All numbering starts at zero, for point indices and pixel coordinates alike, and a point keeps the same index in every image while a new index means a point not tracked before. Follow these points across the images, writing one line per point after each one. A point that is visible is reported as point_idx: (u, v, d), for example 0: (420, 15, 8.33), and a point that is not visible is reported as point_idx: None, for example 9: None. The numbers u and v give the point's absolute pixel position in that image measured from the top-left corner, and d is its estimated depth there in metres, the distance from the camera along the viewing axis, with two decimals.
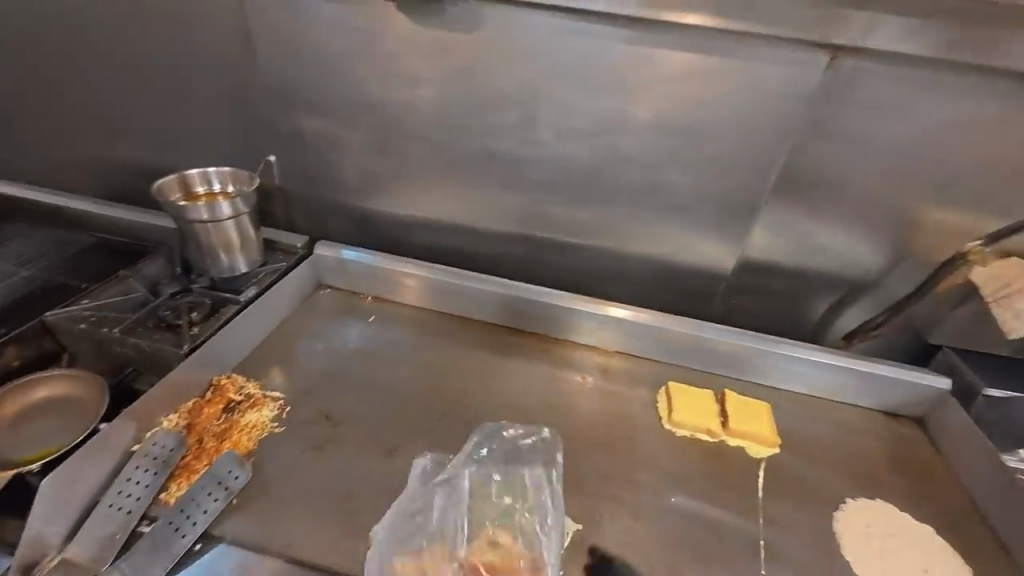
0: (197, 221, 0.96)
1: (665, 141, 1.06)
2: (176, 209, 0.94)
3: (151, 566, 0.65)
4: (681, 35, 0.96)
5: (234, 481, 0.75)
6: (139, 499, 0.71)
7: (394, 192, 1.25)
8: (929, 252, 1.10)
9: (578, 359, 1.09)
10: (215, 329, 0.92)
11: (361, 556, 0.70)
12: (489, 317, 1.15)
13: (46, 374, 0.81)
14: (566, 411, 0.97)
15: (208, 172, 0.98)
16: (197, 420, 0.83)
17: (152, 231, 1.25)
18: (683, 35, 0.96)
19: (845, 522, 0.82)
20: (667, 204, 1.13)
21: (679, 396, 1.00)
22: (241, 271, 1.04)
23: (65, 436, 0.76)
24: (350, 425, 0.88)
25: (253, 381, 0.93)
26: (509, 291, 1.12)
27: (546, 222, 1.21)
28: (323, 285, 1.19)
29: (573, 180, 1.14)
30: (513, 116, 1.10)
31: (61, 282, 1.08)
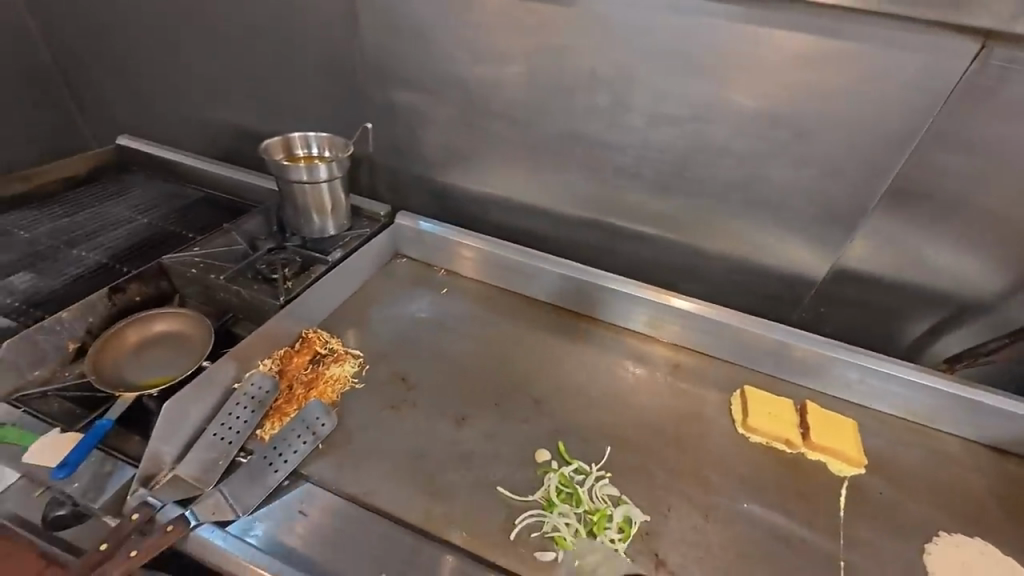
0: (296, 182, 1.01)
1: (767, 132, 0.99)
2: (279, 169, 0.99)
3: (249, 493, 0.71)
4: (802, 17, 0.89)
5: (322, 427, 0.79)
6: (239, 432, 0.77)
7: (474, 169, 1.26)
8: None
9: (647, 352, 1.07)
10: (306, 286, 0.98)
11: (432, 513, 0.73)
12: (559, 300, 1.14)
13: (163, 311, 0.90)
14: (634, 402, 0.96)
15: (309, 136, 1.04)
16: (288, 367, 0.89)
17: (249, 191, 1.33)
18: (804, 17, 0.89)
19: (936, 556, 0.76)
20: (761, 199, 1.06)
21: (756, 401, 0.95)
22: (330, 233, 1.10)
23: (178, 369, 0.84)
24: (423, 390, 0.91)
25: (336, 338, 0.98)
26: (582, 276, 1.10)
27: (625, 210, 1.18)
28: (399, 254, 1.23)
29: (660, 168, 1.10)
30: (604, 97, 1.07)
31: (173, 231, 1.18)
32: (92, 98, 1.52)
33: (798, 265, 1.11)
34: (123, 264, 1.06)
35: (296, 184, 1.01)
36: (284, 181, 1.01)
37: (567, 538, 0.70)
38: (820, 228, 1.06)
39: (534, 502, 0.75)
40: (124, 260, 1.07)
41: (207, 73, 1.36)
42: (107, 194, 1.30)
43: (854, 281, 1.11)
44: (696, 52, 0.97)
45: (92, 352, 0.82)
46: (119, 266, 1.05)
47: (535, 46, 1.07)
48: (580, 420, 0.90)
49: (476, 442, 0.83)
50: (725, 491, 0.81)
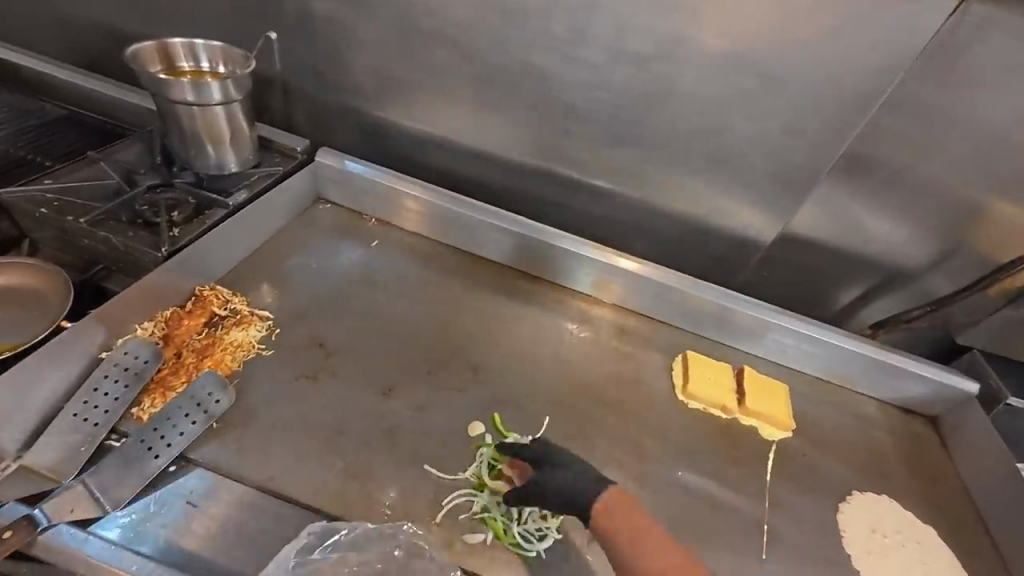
0: (179, 103, 0.81)
1: (734, 81, 0.91)
2: (157, 84, 0.79)
3: (120, 485, 0.60)
4: None
5: (217, 404, 0.67)
6: (108, 412, 0.64)
7: (411, 103, 1.09)
8: (988, 249, 1.01)
9: (592, 315, 1.01)
10: (198, 234, 0.81)
11: (349, 497, 0.66)
12: (503, 258, 1.04)
13: (4, 261, 0.72)
14: (576, 368, 0.91)
15: (196, 43, 0.82)
16: (175, 331, 0.74)
17: (128, 112, 1.08)
18: None
19: (848, 515, 0.80)
20: (720, 156, 1.00)
21: (697, 366, 0.94)
22: (232, 170, 0.91)
23: (23, 333, 0.68)
24: (344, 356, 0.80)
25: (241, 297, 0.84)
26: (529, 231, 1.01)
27: (578, 160, 1.07)
28: (322, 200, 1.07)
29: (618, 116, 1.00)
30: (562, 26, 0.93)
31: (21, 158, 0.93)
32: None
33: (749, 228, 1.08)
34: None
35: (180, 105, 0.81)
36: (164, 100, 0.81)
37: (497, 519, 0.66)
38: (776, 191, 1.02)
39: (463, 480, 0.70)
40: None
41: None
42: None
43: (802, 247, 1.09)
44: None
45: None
46: None
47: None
48: (520, 389, 0.84)
49: (404, 417, 0.74)
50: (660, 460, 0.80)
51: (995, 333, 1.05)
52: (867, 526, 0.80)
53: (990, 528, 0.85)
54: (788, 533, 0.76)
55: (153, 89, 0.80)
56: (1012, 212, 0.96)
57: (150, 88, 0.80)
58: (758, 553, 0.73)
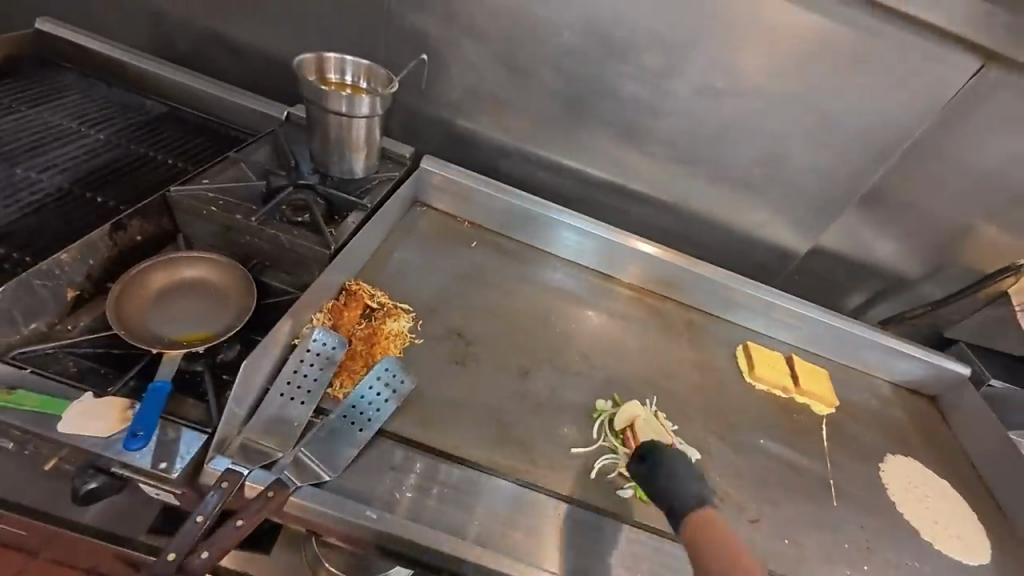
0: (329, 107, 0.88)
1: (796, 116, 1.09)
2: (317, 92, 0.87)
3: (338, 455, 0.69)
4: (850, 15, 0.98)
5: (403, 384, 0.77)
6: (311, 392, 0.72)
7: (503, 117, 1.20)
8: (976, 262, 1.24)
9: (666, 311, 1.16)
10: (349, 234, 0.89)
11: (517, 462, 0.77)
12: (564, 252, 1.16)
13: (194, 255, 0.77)
14: (663, 357, 1.06)
15: (347, 60, 0.91)
16: (341, 322, 0.83)
17: (224, 108, 1.11)
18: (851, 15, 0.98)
19: (888, 472, 1.00)
20: (775, 179, 1.17)
21: (758, 354, 1.11)
22: (359, 175, 0.99)
23: (217, 323, 0.74)
24: (481, 345, 0.91)
25: (381, 292, 0.93)
26: (594, 225, 1.14)
27: (651, 176, 1.22)
28: (418, 203, 1.16)
29: (693, 140, 1.15)
30: (657, 61, 1.07)
31: (142, 152, 0.97)
32: None
33: (790, 239, 1.26)
34: (93, 193, 0.86)
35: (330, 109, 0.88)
36: (318, 105, 0.89)
37: None
38: (817, 209, 1.21)
39: (604, 446, 0.82)
40: (95, 190, 0.87)
41: None
42: (34, 95, 1.01)
43: (831, 257, 1.29)
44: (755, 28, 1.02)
45: (114, 294, 0.70)
46: (89, 194, 0.86)
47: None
48: (625, 373, 0.98)
49: (544, 396, 0.86)
50: (745, 431, 0.96)
51: (979, 328, 1.29)
52: (902, 481, 0.99)
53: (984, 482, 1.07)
54: (848, 487, 0.94)
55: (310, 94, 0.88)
56: (995, 234, 1.20)
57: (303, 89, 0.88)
58: (830, 502, 0.90)
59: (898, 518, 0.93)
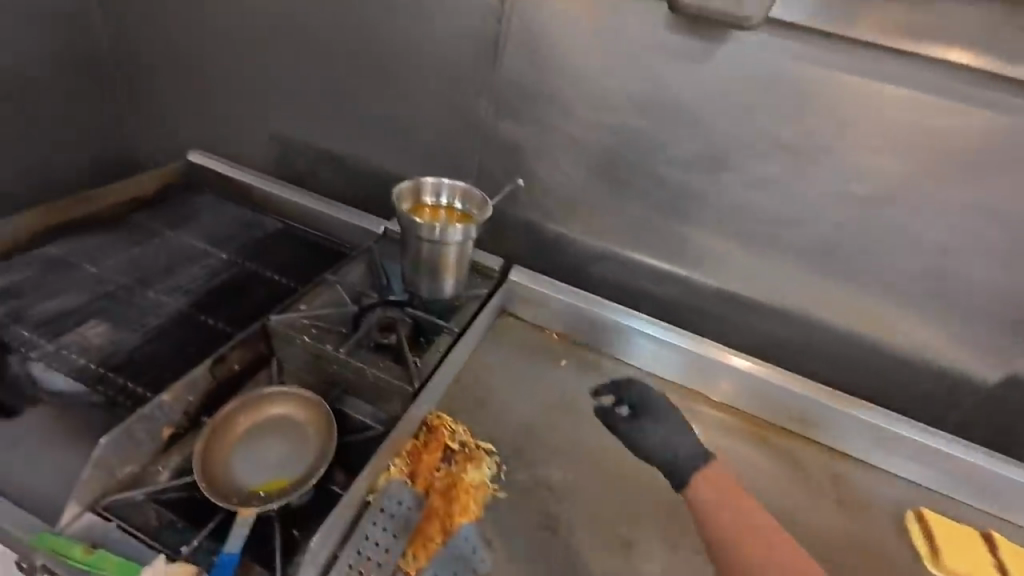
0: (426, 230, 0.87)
1: (971, 225, 0.88)
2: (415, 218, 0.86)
3: None
4: None
5: (480, 562, 0.68)
6: (381, 566, 0.65)
7: (596, 224, 1.11)
8: None
9: (800, 454, 0.94)
10: (436, 365, 0.83)
11: None
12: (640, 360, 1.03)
13: (289, 389, 0.76)
14: (802, 525, 0.84)
15: (442, 182, 0.90)
16: (419, 469, 0.75)
17: (329, 223, 1.17)
18: None
19: None
20: (941, 295, 0.95)
21: (939, 530, 0.84)
22: (449, 295, 0.95)
23: (293, 471, 0.70)
24: (575, 502, 0.77)
25: (464, 426, 0.84)
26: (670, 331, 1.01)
27: (771, 287, 1.05)
28: (504, 312, 1.08)
29: (826, 250, 0.98)
30: (780, 167, 0.94)
31: (253, 271, 1.03)
32: (151, 101, 1.34)
33: (967, 366, 0.99)
34: (208, 316, 0.91)
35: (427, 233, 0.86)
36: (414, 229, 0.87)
37: None
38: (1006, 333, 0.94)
39: None
40: (209, 314, 0.92)
41: (302, 93, 1.22)
42: (175, 218, 1.14)
43: None
44: (910, 130, 0.85)
45: (203, 437, 0.69)
46: (203, 318, 0.91)
47: (710, 100, 0.93)
48: None
49: None
50: None
51: None
52: None
53: None
54: None
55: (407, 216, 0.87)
56: None
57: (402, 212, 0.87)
58: None
59: None
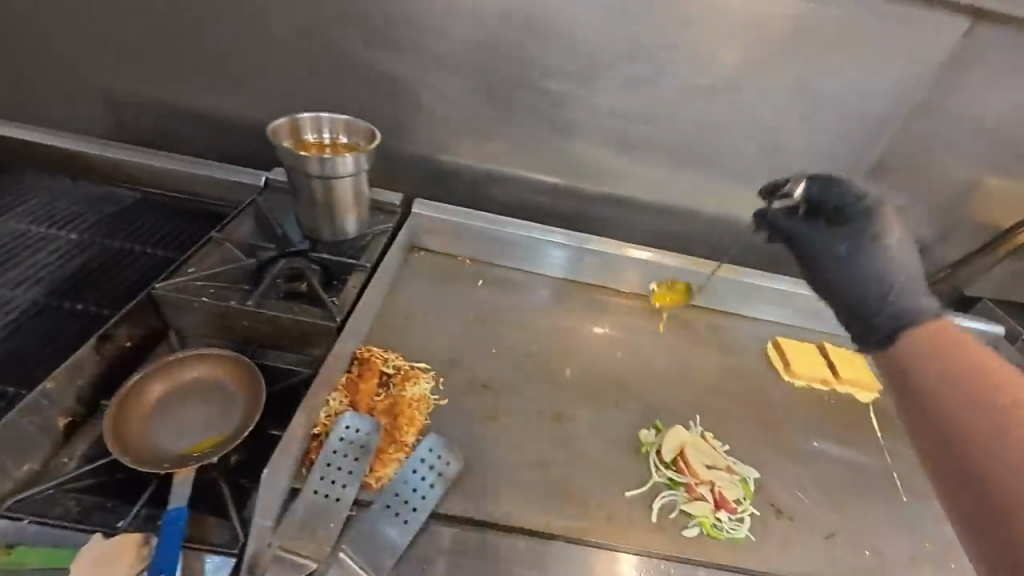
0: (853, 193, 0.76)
1: (793, 103, 1.06)
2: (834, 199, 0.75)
3: (380, 556, 0.62)
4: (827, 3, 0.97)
5: (448, 466, 0.70)
6: (346, 487, 0.66)
7: (487, 146, 1.16)
8: (994, 217, 1.21)
9: (689, 321, 1.10)
10: (353, 300, 0.83)
11: (573, 517, 0.71)
12: (561, 275, 1.12)
13: (200, 351, 0.73)
14: (695, 368, 1.00)
15: (322, 118, 0.86)
16: (359, 397, 0.77)
17: (203, 188, 1.06)
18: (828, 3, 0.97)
19: None
20: (777, 165, 1.13)
21: (791, 349, 1.06)
22: (352, 234, 0.94)
23: (223, 428, 0.68)
24: (510, 393, 0.85)
25: (395, 354, 0.87)
26: (528, 233, 1.09)
27: (648, 183, 1.18)
28: (415, 248, 1.11)
29: (688, 142, 1.12)
30: (640, 69, 1.06)
31: (122, 246, 0.92)
32: None
33: None
34: (77, 301, 0.80)
35: (842, 280, 0.70)
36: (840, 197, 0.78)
37: (707, 516, 0.73)
38: None
39: (660, 483, 0.76)
40: (79, 298, 0.81)
41: (130, 39, 1.05)
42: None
43: None
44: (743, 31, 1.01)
45: (109, 418, 0.64)
46: (67, 304, 0.80)
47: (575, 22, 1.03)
48: (663, 396, 0.92)
49: (585, 437, 0.81)
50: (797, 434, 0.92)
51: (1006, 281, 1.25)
52: None
53: None
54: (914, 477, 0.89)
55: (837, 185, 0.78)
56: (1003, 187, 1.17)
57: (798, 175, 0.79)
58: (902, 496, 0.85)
59: None
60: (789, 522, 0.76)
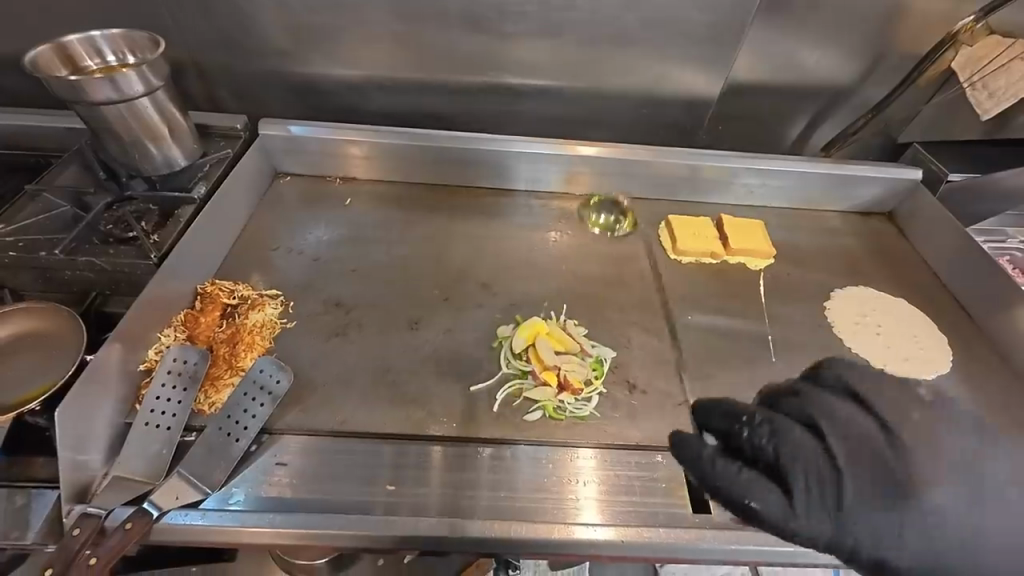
0: (813, 447, 0.47)
1: None
2: (872, 534, 0.45)
3: (212, 472, 0.64)
4: None
5: (279, 384, 0.70)
6: (175, 416, 0.67)
7: (334, 47, 1.04)
8: (912, 45, 1.07)
9: (575, 211, 1.05)
10: (179, 234, 0.80)
11: (414, 415, 0.72)
12: (539, 188, 1.07)
13: (19, 306, 0.72)
14: (571, 258, 0.96)
15: (93, 36, 0.77)
16: (197, 331, 0.76)
17: (24, 136, 0.97)
18: None
19: (834, 309, 0.92)
20: (655, 17, 1.00)
21: (681, 225, 1.00)
22: (181, 165, 0.88)
23: (43, 376, 0.67)
24: (364, 307, 0.84)
25: (244, 284, 0.85)
26: (425, 144, 1.01)
27: (518, 63, 1.06)
28: (280, 174, 1.05)
29: (549, 6, 0.99)
30: None
31: None
32: None
33: (698, 85, 1.09)
34: None
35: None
36: (790, 413, 0.50)
37: (550, 399, 0.74)
38: (719, 40, 1.03)
39: (507, 374, 0.77)
40: None
41: None
42: None
43: (750, 93, 1.13)
44: None
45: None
46: None
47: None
48: (532, 291, 0.90)
49: (437, 340, 0.81)
50: (673, 310, 0.90)
51: (934, 120, 1.14)
52: (857, 316, 0.92)
53: (961, 299, 0.98)
54: (790, 335, 0.88)
55: (784, 406, 0.50)
56: (922, 5, 1.02)
57: (756, 503, 0.46)
58: (772, 357, 0.84)
59: (851, 354, 0.87)
60: (641, 394, 0.77)
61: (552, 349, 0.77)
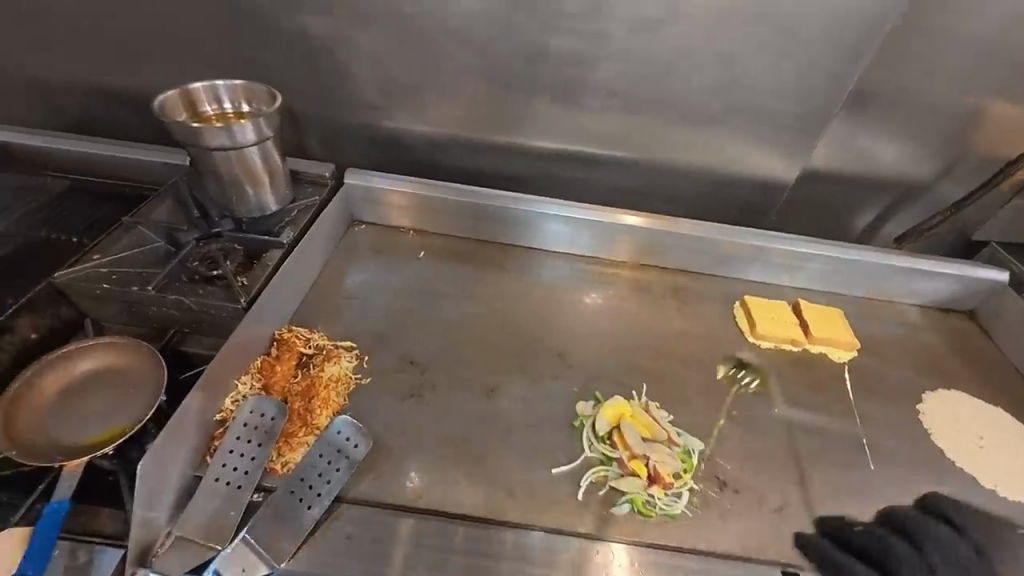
0: (917, 560, 0.66)
1: (752, 31, 0.94)
2: None
3: (281, 542, 0.59)
4: None
5: (356, 448, 0.67)
6: (247, 474, 0.63)
7: (424, 108, 1.09)
8: (991, 148, 1.08)
9: (648, 283, 1.03)
10: (266, 279, 0.79)
11: (492, 496, 0.67)
12: (555, 248, 1.04)
13: (100, 339, 0.70)
14: (647, 331, 0.93)
15: (216, 85, 0.81)
16: (273, 380, 0.74)
17: (128, 169, 1.02)
18: None
19: (928, 414, 0.87)
20: (738, 105, 1.02)
21: (758, 308, 0.97)
22: (272, 210, 0.89)
23: (123, 417, 0.66)
24: (438, 368, 0.81)
25: (319, 333, 0.83)
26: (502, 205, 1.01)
27: (599, 136, 1.09)
28: (356, 222, 1.06)
29: (636, 88, 1.02)
30: (575, 6, 0.95)
31: (43, 236, 0.90)
32: None
33: (774, 169, 1.10)
34: None
35: None
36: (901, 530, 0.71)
37: (639, 492, 0.68)
38: (800, 129, 1.04)
39: (591, 458, 0.72)
40: None
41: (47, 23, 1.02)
42: None
43: (824, 180, 1.14)
44: None
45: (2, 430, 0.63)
46: None
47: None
48: (606, 364, 0.86)
49: (514, 411, 0.77)
50: (756, 399, 0.85)
51: (1010, 223, 1.15)
52: (954, 424, 0.86)
53: None
54: (884, 439, 0.82)
55: (899, 525, 0.71)
56: (1003, 112, 1.04)
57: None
58: (866, 462, 0.79)
59: (953, 467, 0.80)
60: (732, 494, 0.71)
61: (639, 436, 0.73)
